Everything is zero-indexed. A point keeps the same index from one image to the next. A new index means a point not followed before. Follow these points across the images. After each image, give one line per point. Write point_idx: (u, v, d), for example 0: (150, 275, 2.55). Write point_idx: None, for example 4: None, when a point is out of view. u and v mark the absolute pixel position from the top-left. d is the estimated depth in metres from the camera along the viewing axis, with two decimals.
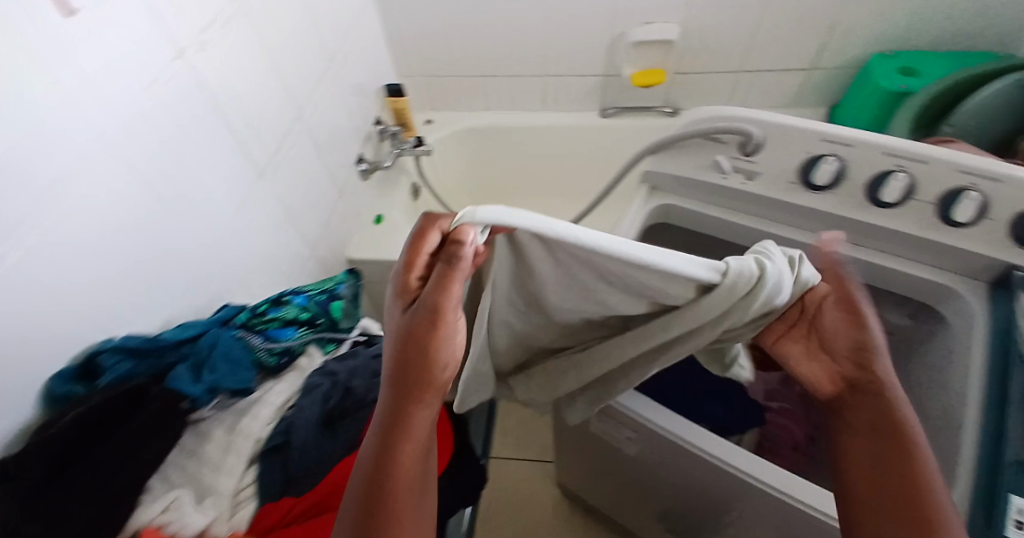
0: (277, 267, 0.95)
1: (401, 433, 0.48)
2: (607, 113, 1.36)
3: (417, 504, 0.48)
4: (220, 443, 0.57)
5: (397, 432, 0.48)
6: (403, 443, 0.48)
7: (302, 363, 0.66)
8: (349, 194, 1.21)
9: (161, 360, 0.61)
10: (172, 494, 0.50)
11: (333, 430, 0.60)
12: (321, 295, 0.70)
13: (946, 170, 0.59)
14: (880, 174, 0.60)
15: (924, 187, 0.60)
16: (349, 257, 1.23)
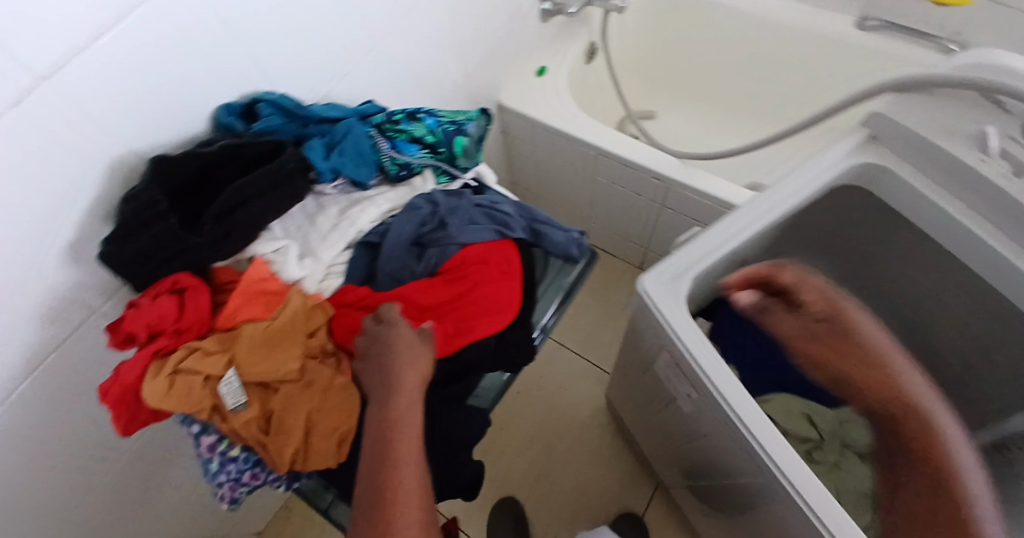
0: (430, 84, 0.94)
1: (399, 434, 0.51)
2: (864, 24, 1.08)
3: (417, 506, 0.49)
4: (330, 219, 0.63)
5: (386, 434, 0.51)
6: (399, 459, 0.50)
7: (416, 183, 0.68)
8: (522, 32, 1.11)
9: (303, 126, 0.64)
10: (284, 243, 0.59)
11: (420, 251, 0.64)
12: (450, 125, 0.69)
13: None
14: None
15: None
16: (499, 100, 1.18)
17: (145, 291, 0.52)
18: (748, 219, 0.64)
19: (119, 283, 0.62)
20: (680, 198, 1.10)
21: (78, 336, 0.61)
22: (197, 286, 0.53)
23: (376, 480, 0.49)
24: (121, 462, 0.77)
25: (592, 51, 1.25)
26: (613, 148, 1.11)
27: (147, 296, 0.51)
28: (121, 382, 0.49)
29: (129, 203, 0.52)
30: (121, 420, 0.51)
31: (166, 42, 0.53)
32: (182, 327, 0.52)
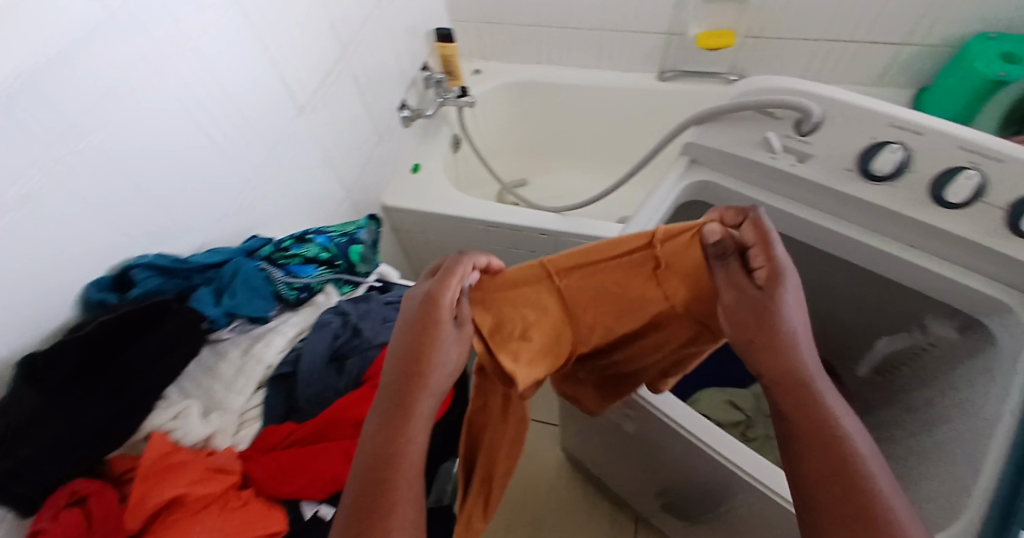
0: (314, 205, 0.97)
1: (410, 412, 0.41)
2: (664, 76, 1.27)
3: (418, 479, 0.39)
4: (233, 364, 0.60)
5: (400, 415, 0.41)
6: (413, 439, 0.40)
7: (319, 299, 0.69)
8: (389, 140, 1.20)
9: (185, 280, 0.63)
10: (182, 405, 0.56)
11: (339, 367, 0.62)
12: (342, 237, 0.72)
13: (946, 143, 0.57)
14: (950, 169, 0.55)
15: (995, 188, 0.54)
16: (383, 203, 1.24)
17: (37, 516, 0.48)
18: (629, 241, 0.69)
19: None
20: (569, 246, 1.21)
21: None
22: (99, 487, 0.51)
23: (381, 451, 0.39)
24: None
25: (456, 141, 1.38)
26: (497, 219, 1.21)
27: (43, 519, 0.48)
28: None
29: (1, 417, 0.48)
30: None
31: (21, 239, 0.51)
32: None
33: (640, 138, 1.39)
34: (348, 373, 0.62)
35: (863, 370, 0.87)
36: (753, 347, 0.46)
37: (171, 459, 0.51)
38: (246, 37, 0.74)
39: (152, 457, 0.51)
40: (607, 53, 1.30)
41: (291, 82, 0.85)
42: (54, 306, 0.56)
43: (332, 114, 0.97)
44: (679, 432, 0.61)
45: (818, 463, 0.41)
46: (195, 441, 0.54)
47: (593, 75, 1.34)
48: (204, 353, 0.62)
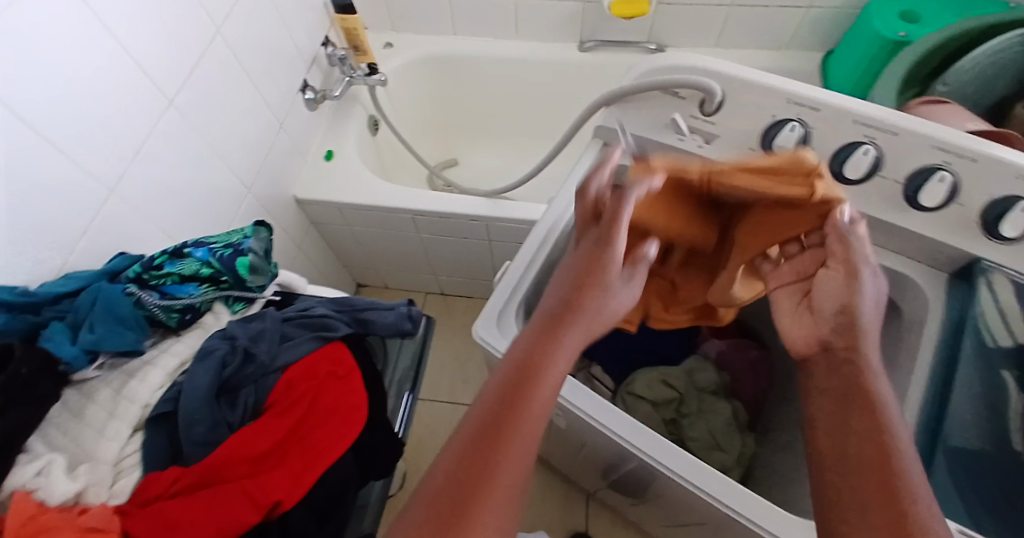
0: (206, 208, 0.87)
1: (508, 421, 0.39)
2: (585, 46, 1.23)
3: (504, 504, 0.37)
4: (104, 405, 0.53)
5: (497, 421, 0.39)
6: (499, 453, 0.38)
7: (206, 322, 0.62)
8: (293, 127, 1.10)
9: (34, 314, 0.54)
10: (46, 458, 0.48)
11: (236, 397, 0.57)
12: (225, 249, 0.62)
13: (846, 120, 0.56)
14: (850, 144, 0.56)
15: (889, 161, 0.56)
16: (295, 196, 1.15)
17: None
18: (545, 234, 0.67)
19: None
20: (499, 230, 1.18)
21: None
22: None
23: (451, 466, 0.38)
24: None
25: (372, 123, 1.28)
26: (422, 207, 1.15)
27: None
28: None
29: None
30: None
31: None
32: None
33: (565, 110, 1.35)
34: (244, 405, 0.56)
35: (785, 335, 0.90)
36: (843, 357, 0.45)
37: (40, 521, 0.44)
38: (92, 22, 0.63)
39: (15, 520, 0.43)
40: (524, 22, 1.24)
41: (160, 69, 0.74)
42: None
43: (218, 103, 0.87)
44: (595, 425, 0.63)
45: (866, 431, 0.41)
46: (63, 502, 0.46)
47: (511, 46, 1.28)
48: (64, 396, 0.54)
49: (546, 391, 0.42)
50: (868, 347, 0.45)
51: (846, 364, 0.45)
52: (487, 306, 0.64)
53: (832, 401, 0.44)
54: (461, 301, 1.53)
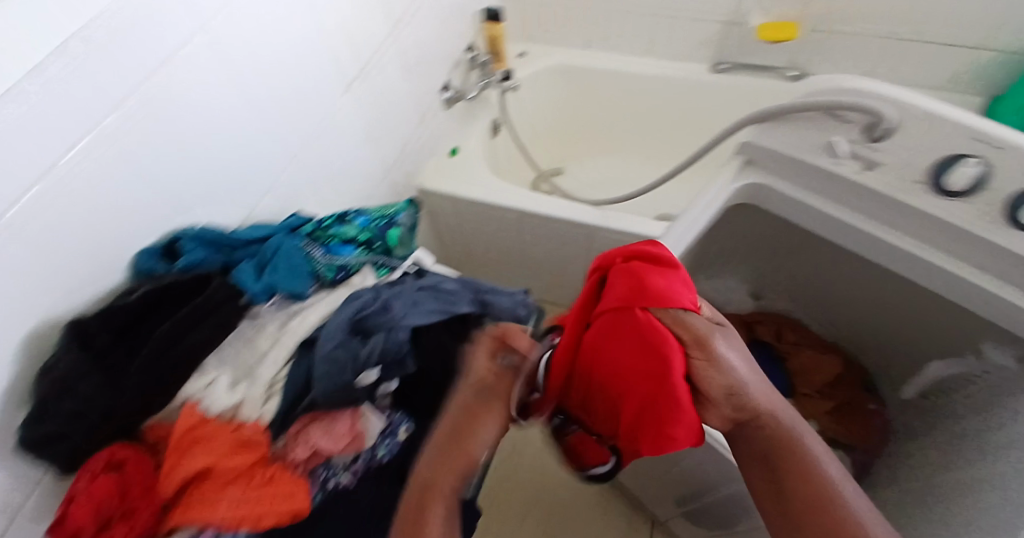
0: (351, 183, 0.97)
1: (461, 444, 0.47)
2: (718, 67, 1.23)
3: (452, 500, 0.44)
4: (269, 337, 0.60)
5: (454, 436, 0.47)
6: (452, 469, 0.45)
7: (354, 280, 0.66)
8: (429, 121, 1.19)
9: (228, 254, 0.65)
10: (212, 375, 0.56)
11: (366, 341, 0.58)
12: (381, 220, 0.71)
13: None
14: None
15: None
16: (419, 184, 1.23)
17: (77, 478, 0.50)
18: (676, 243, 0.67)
19: None
20: (604, 240, 1.19)
21: None
22: (135, 456, 0.52)
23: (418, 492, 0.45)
24: None
25: (496, 125, 1.36)
26: (533, 208, 1.19)
27: (79, 483, 0.49)
28: None
29: (48, 372, 0.50)
30: None
31: (78, 199, 0.52)
32: (129, 505, 0.49)
33: (685, 133, 1.34)
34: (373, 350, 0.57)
35: (908, 393, 0.83)
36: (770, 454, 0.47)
37: (198, 431, 0.52)
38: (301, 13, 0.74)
39: (182, 430, 0.51)
40: (659, 43, 1.25)
41: (342, 56, 0.85)
42: (108, 270, 0.57)
43: (377, 91, 0.97)
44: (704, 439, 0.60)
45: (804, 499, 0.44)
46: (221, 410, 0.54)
47: (641, 65, 1.29)
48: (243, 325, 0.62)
49: (473, 443, 0.47)
50: (815, 450, 0.46)
51: (799, 485, 0.45)
52: None
53: (800, 512, 0.44)
54: (549, 307, 1.55)
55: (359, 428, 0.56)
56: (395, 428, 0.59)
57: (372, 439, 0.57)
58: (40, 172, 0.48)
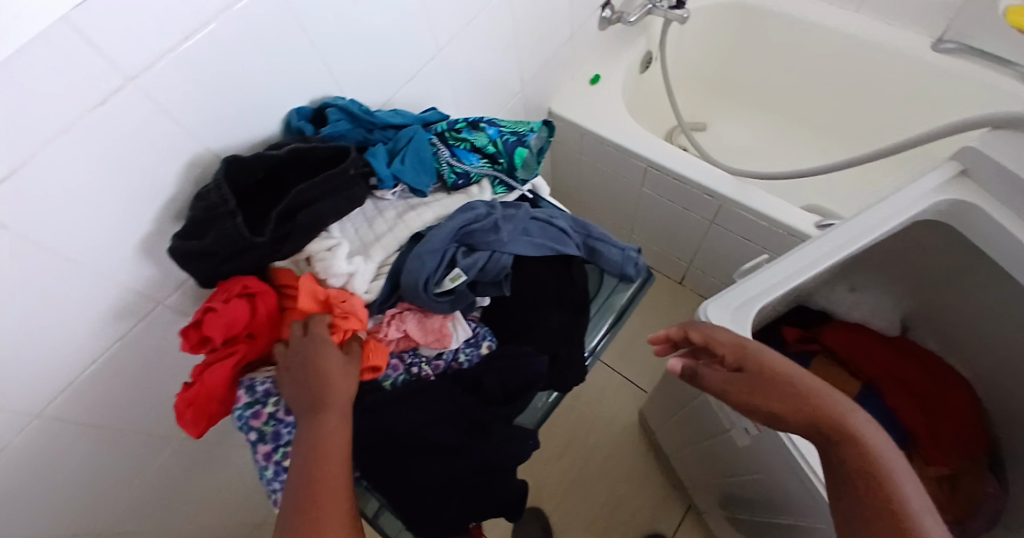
0: (489, 90, 0.93)
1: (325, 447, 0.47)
2: (942, 46, 1.02)
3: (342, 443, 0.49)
4: (387, 222, 0.62)
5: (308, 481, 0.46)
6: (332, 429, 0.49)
7: (474, 191, 0.66)
8: (581, 41, 1.11)
9: (367, 132, 0.65)
10: (336, 240, 0.58)
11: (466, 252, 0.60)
12: (512, 135, 0.67)
13: None
14: None
15: None
16: (550, 108, 1.17)
17: (216, 292, 0.55)
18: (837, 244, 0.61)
19: (182, 281, 0.63)
20: (730, 216, 1.08)
21: (143, 329, 0.62)
22: (264, 289, 0.56)
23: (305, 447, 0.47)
24: (176, 454, 0.80)
25: (649, 60, 1.23)
26: (665, 162, 1.09)
27: (218, 298, 0.54)
28: (203, 390, 0.53)
29: (201, 201, 0.54)
30: (187, 423, 0.54)
31: (245, 44, 0.54)
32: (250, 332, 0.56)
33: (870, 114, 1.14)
34: (473, 263, 0.59)
35: None
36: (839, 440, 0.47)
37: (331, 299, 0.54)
38: None
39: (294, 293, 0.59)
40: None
41: None
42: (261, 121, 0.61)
43: None
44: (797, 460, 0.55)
45: (849, 454, 0.46)
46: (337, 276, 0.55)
47: (842, 20, 1.09)
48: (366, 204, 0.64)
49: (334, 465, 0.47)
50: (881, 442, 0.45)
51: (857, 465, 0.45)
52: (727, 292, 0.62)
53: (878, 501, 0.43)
54: None
55: (446, 329, 0.58)
56: (479, 340, 0.62)
57: (455, 343, 0.59)
58: (222, 8, 0.50)
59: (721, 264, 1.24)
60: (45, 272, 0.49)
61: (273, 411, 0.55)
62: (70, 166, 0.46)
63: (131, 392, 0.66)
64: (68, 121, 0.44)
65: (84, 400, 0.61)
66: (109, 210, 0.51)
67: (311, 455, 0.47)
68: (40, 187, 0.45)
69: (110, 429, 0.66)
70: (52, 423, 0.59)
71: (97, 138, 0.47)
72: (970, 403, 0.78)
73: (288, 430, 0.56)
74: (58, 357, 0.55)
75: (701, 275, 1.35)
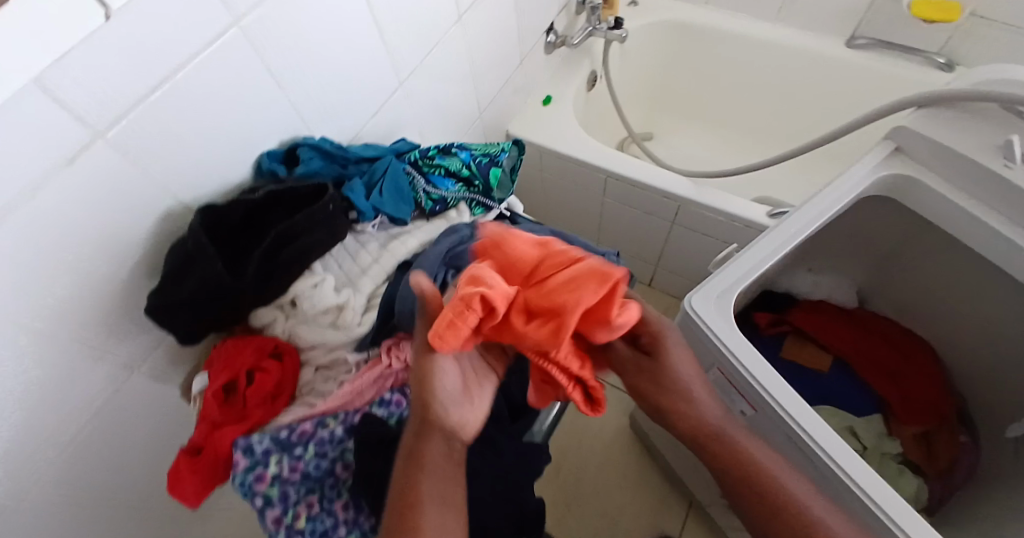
0: (450, 117, 0.95)
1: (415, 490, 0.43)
2: (856, 42, 1.12)
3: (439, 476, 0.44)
4: (371, 254, 0.60)
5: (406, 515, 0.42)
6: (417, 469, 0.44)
7: (452, 214, 0.67)
8: (531, 65, 1.16)
9: (342, 167, 0.65)
10: (320, 275, 0.57)
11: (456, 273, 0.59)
12: (484, 158, 0.69)
13: None
14: None
15: None
16: (508, 131, 1.21)
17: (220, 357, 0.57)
18: (796, 229, 0.66)
19: (161, 338, 0.60)
20: (690, 216, 1.14)
21: (123, 393, 0.59)
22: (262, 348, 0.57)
23: (400, 482, 0.44)
24: (162, 524, 0.75)
25: (595, 78, 1.30)
26: (623, 172, 1.14)
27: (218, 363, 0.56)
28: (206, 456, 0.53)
29: (176, 249, 0.52)
30: (186, 493, 0.53)
31: (213, 90, 0.54)
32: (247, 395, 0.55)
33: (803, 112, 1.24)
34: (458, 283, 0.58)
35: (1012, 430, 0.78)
36: (731, 446, 0.51)
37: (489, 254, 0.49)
38: None
39: (286, 356, 0.57)
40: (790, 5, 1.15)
41: None
42: (233, 166, 0.60)
43: (489, 25, 0.94)
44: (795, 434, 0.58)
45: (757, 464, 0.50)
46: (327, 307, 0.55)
47: (767, 30, 1.20)
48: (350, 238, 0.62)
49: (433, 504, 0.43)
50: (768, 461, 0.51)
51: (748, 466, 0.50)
52: (710, 283, 0.66)
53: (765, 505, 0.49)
54: None
55: None
56: None
57: None
58: (191, 57, 0.50)
59: (687, 263, 1.30)
60: (17, 341, 0.47)
61: (276, 472, 0.49)
62: (41, 228, 0.44)
63: (110, 462, 0.62)
64: (37, 184, 0.43)
65: (60, 477, 0.57)
66: (81, 273, 0.49)
67: (407, 489, 0.43)
68: (10, 254, 0.43)
69: (89, 505, 0.62)
70: (26, 509, 0.55)
71: (69, 196, 0.45)
72: (928, 359, 0.85)
73: (298, 488, 0.50)
74: (32, 430, 0.52)
75: (669, 276, 1.41)
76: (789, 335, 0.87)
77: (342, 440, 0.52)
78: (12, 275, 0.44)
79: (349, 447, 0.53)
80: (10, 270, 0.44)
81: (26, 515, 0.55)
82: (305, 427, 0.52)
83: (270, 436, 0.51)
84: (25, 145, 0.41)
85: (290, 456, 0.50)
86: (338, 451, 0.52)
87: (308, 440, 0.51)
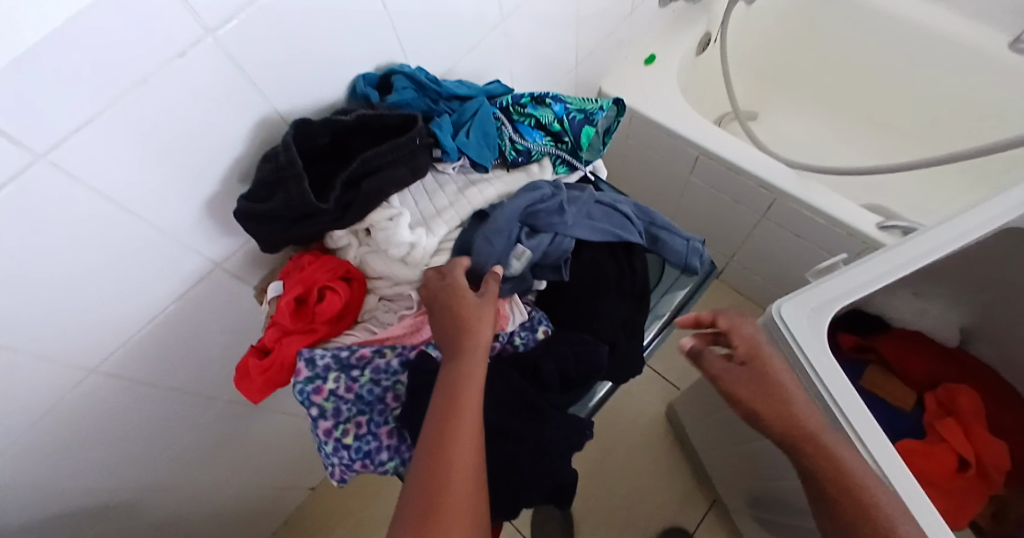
0: (545, 64, 0.90)
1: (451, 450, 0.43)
2: (1021, 43, 1.03)
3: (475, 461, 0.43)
4: (448, 196, 0.60)
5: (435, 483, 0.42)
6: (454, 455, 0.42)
7: (534, 169, 0.64)
8: (642, 19, 1.07)
9: (432, 101, 0.63)
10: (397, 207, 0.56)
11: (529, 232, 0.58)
12: (578, 114, 0.65)
13: None
14: None
15: None
16: (601, 87, 1.13)
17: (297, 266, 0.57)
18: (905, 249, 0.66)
19: (238, 245, 0.61)
20: (783, 211, 1.05)
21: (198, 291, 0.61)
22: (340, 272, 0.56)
23: (432, 454, 0.43)
24: (214, 419, 0.80)
25: (706, 41, 1.19)
26: (721, 151, 1.05)
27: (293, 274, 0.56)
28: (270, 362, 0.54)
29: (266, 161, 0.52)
30: (249, 391, 0.55)
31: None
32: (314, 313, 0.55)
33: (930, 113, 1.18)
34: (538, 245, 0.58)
35: None
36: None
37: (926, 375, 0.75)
38: None
39: (354, 282, 0.57)
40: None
41: None
42: (327, 84, 0.58)
43: None
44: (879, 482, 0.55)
45: None
46: (399, 245, 0.54)
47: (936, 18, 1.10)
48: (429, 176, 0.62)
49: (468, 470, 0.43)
50: None
51: None
52: (805, 292, 0.65)
53: None
54: None
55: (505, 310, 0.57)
56: (534, 324, 0.58)
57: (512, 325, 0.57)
58: None
59: (766, 261, 1.22)
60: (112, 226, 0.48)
61: (334, 388, 0.51)
62: (144, 117, 0.44)
63: (176, 355, 0.65)
64: (146, 73, 0.42)
65: (133, 359, 0.60)
66: (175, 168, 0.49)
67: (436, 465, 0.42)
68: (110, 140, 0.43)
69: (154, 391, 0.66)
70: (101, 383, 0.58)
71: (170, 91, 0.44)
72: None
73: (349, 407, 0.52)
74: (114, 312, 0.54)
75: (741, 271, 1.34)
76: (873, 364, 0.84)
77: (397, 373, 0.53)
78: (108, 160, 0.44)
79: (401, 380, 0.54)
80: (108, 155, 0.43)
81: (102, 388, 0.59)
82: (364, 351, 0.53)
83: (332, 352, 0.52)
84: (141, 33, 0.40)
85: (347, 376, 0.52)
86: (391, 382, 0.53)
87: (364, 366, 0.53)
